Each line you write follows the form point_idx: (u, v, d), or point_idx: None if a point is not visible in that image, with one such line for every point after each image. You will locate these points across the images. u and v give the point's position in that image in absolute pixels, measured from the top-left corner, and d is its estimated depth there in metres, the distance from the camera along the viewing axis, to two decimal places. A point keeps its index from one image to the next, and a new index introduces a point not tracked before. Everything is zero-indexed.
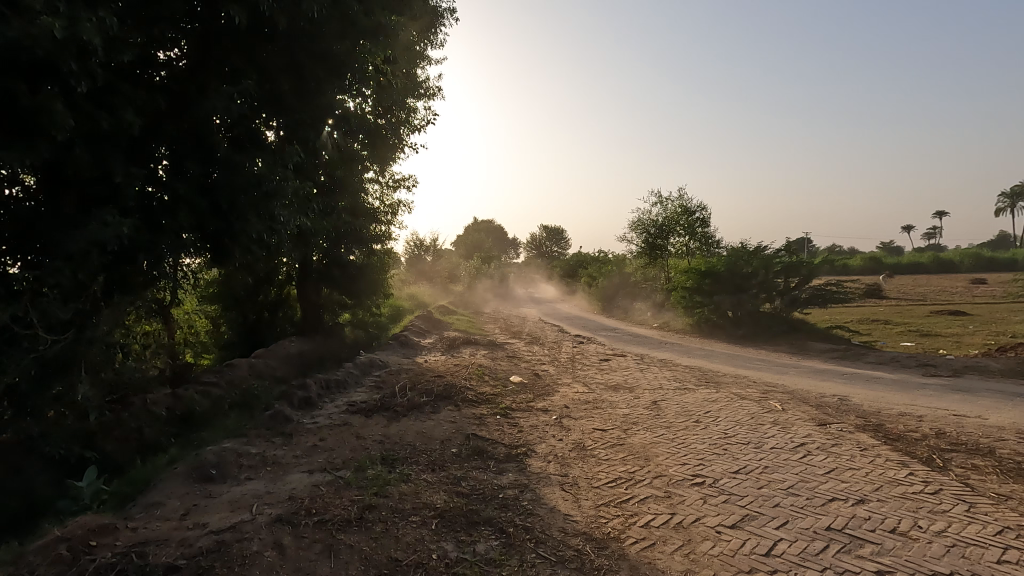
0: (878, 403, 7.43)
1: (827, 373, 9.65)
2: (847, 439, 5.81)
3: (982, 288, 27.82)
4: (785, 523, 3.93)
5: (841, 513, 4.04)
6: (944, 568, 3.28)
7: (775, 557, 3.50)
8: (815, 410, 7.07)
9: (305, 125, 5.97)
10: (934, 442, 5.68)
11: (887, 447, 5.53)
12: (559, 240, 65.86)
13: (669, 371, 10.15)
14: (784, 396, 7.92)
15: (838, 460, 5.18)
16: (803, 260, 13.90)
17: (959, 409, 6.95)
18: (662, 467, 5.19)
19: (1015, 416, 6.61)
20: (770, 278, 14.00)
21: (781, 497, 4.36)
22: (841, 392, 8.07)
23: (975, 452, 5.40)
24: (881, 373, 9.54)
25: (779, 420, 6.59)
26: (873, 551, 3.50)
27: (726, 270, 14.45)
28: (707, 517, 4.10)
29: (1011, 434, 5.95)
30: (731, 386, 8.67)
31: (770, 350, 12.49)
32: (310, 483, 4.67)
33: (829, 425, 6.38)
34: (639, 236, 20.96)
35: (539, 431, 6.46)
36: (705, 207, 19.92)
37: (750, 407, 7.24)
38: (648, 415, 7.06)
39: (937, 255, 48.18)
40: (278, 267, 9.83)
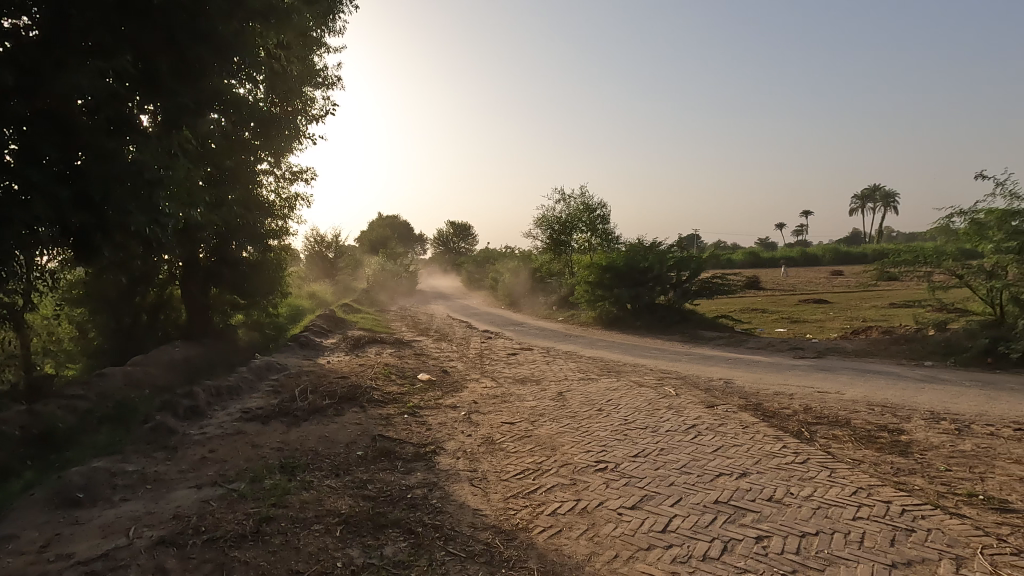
0: (758, 384, 8.17)
1: (714, 359, 10.52)
2: (731, 419, 6.33)
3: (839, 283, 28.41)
4: (679, 500, 4.21)
5: (728, 487, 4.40)
6: (811, 529, 3.67)
7: (671, 532, 3.74)
8: (704, 394, 7.64)
9: (189, 111, 5.50)
10: (803, 417, 6.37)
11: (765, 424, 6.10)
12: (466, 236, 65.40)
13: (574, 363, 10.49)
14: (678, 381, 8.52)
15: (724, 438, 5.64)
16: (693, 255, 15.02)
17: (822, 387, 7.83)
18: (568, 456, 5.36)
19: (867, 390, 7.57)
20: (664, 272, 14.94)
21: (675, 477, 4.67)
22: (727, 376, 8.80)
23: (835, 423, 6.11)
24: (759, 357, 10.51)
25: (673, 405, 7.05)
26: (754, 519, 3.85)
27: (625, 264, 15.21)
28: (610, 500, 4.29)
29: (863, 405, 6.82)
30: (631, 374, 9.17)
31: (664, 339, 13.30)
32: (198, 499, 4.30)
33: (716, 406, 6.94)
34: (543, 232, 21.54)
35: (448, 429, 6.41)
36: (606, 206, 20.93)
37: (647, 394, 7.69)
38: (555, 407, 7.25)
39: (804, 250, 53.86)
40: (159, 266, 8.98)
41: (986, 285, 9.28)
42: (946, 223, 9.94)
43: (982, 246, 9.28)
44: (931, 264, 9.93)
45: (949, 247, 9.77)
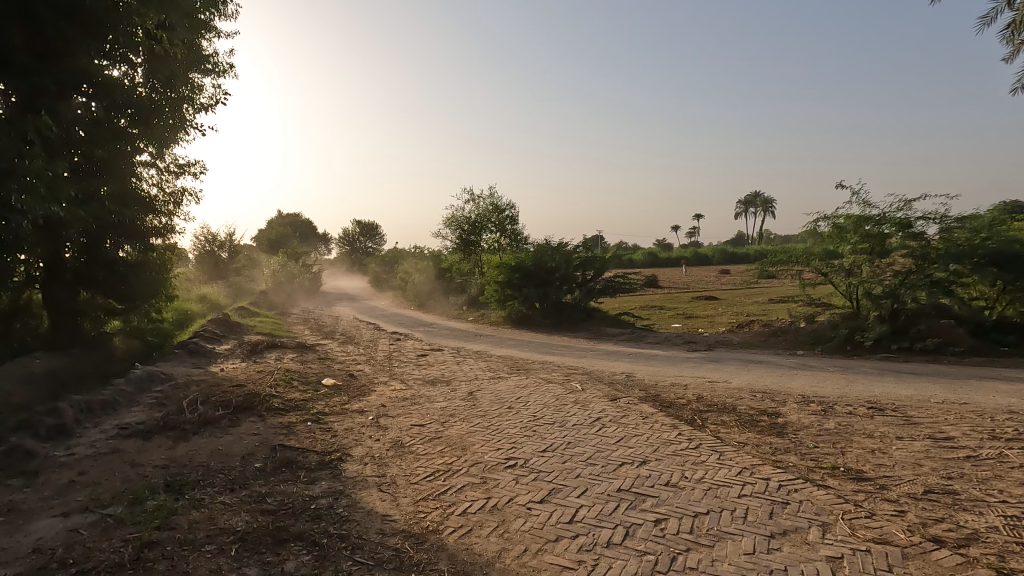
0: (656, 377, 8.69)
1: (617, 354, 11.04)
2: (633, 410, 6.68)
3: (724, 283, 30.58)
4: (585, 491, 4.37)
5: (630, 475, 4.64)
6: (703, 508, 3.97)
7: (577, 522, 3.88)
8: (607, 387, 8.00)
9: (46, 91, 5.34)
10: (696, 405, 6.86)
11: (662, 413, 6.50)
12: (373, 236, 63.59)
13: (484, 362, 10.56)
14: (583, 377, 8.85)
15: (626, 429, 5.95)
16: (597, 255, 15.66)
17: (712, 377, 8.49)
18: (478, 455, 5.38)
19: (750, 378, 8.31)
20: (570, 271, 15.43)
21: (581, 468, 4.84)
22: (628, 370, 9.27)
23: (723, 409, 6.65)
24: (657, 351, 11.18)
25: (579, 399, 7.31)
26: (653, 503, 4.10)
27: (533, 264, 15.51)
28: (519, 496, 4.37)
29: (747, 392, 7.48)
30: (539, 372, 9.39)
31: (570, 336, 13.75)
32: (66, 528, 3.84)
33: (619, 399, 7.29)
34: (453, 232, 21.45)
35: (355, 434, 6.21)
36: (514, 207, 21.26)
37: (555, 390, 7.92)
38: (465, 407, 7.26)
39: (697, 250, 57.93)
40: (13, 267, 7.86)
41: (845, 282, 10.52)
42: (814, 226, 11.16)
43: (842, 247, 10.52)
44: (801, 263, 11.10)
45: (816, 249, 10.97)
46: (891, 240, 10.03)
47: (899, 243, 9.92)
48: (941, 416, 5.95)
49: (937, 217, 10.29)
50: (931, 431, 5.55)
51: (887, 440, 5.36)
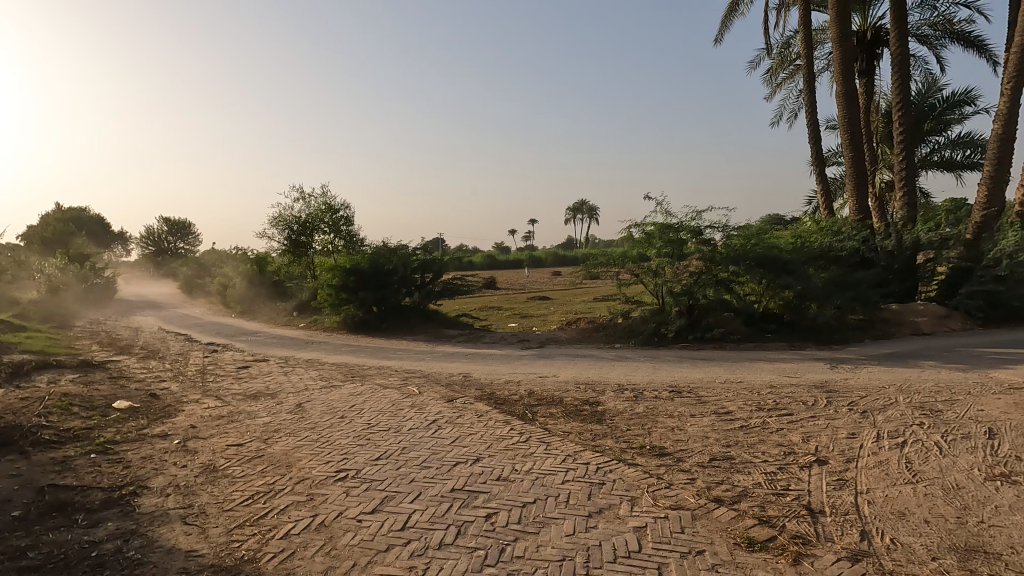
0: (492, 375, 8.99)
1: (455, 355, 11.19)
2: (468, 410, 6.81)
3: (554, 284, 32.96)
4: (418, 495, 4.33)
5: (463, 474, 4.71)
6: (530, 498, 4.18)
7: (409, 528, 3.83)
8: (444, 389, 8.05)
9: None
10: (527, 400, 7.23)
11: (496, 411, 6.73)
12: (185, 235, 56.16)
13: (316, 371, 9.93)
14: (421, 380, 8.78)
15: (460, 428, 6.03)
16: (435, 258, 15.66)
17: (542, 372, 9.02)
18: (305, 471, 5.03)
19: (575, 371, 9.01)
20: (408, 274, 15.21)
21: (415, 473, 4.79)
22: (465, 370, 9.45)
23: (551, 402, 7.10)
24: (494, 351, 11.55)
25: (416, 403, 7.24)
26: (484, 499, 4.21)
27: (370, 268, 14.89)
28: (348, 509, 4.18)
29: (572, 384, 8.08)
30: (375, 377, 9.11)
31: (409, 340, 13.59)
32: None
33: (455, 400, 7.38)
34: (280, 232, 19.81)
35: (155, 463, 5.39)
36: (349, 207, 20.33)
37: (391, 395, 7.74)
38: (292, 420, 6.74)
39: (532, 253, 61.23)
40: None
41: (653, 281, 11.89)
42: (628, 232, 12.36)
43: (649, 251, 11.79)
44: (618, 264, 12.09)
45: (631, 252, 12.07)
46: (688, 246, 11.61)
47: (694, 247, 11.53)
48: (723, 394, 7.06)
49: (721, 226, 12.17)
50: (716, 407, 6.53)
51: (683, 418, 6.19)
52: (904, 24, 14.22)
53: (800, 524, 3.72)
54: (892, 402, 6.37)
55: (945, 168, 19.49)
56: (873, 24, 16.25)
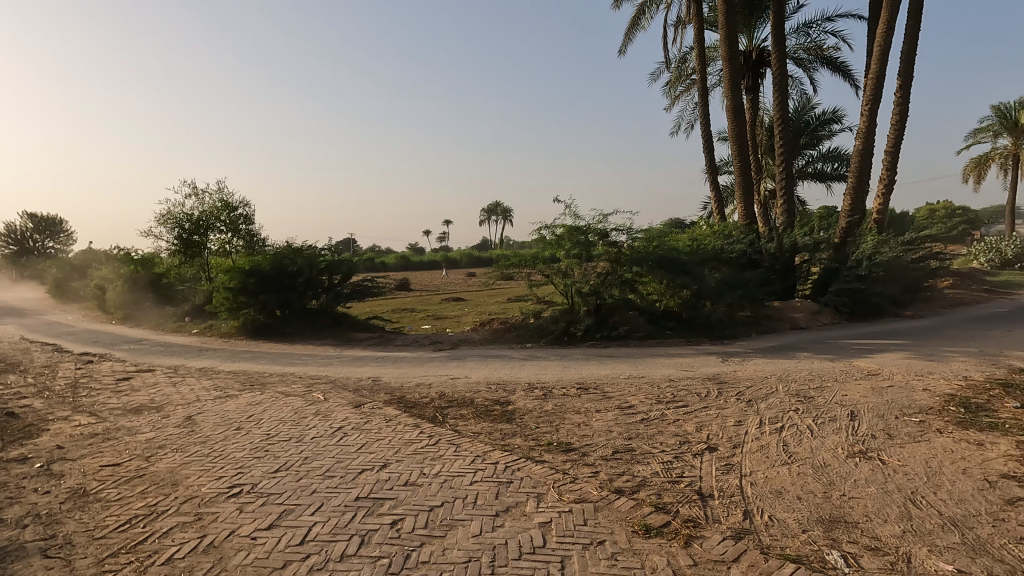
0: (402, 379, 8.80)
1: (364, 359, 10.85)
2: (377, 415, 6.62)
3: (469, 285, 32.96)
4: (320, 506, 4.15)
5: (369, 481, 4.57)
6: (437, 502, 4.14)
7: (309, 542, 3.65)
8: (351, 394, 7.77)
9: None
10: (438, 403, 7.16)
11: (405, 415, 6.60)
12: (54, 232, 50.07)
13: (210, 380, 9.21)
14: (327, 386, 8.42)
15: (368, 435, 5.85)
16: (344, 258, 15.02)
17: (454, 374, 8.97)
18: (193, 489, 4.64)
19: (487, 372, 9.05)
20: (315, 276, 14.49)
21: (317, 483, 4.58)
22: (375, 375, 9.18)
23: (462, 404, 7.08)
24: (405, 354, 11.32)
25: (321, 410, 6.94)
26: (390, 505, 4.11)
27: (272, 269, 14.07)
28: (242, 527, 3.92)
29: (484, 385, 8.11)
30: (277, 385, 8.61)
31: (315, 345, 12.98)
32: None
33: (363, 405, 7.15)
34: (169, 230, 18.17)
35: (10, 492, 4.75)
36: (249, 205, 19.06)
37: (294, 403, 7.36)
38: (180, 435, 6.21)
39: (447, 254, 60.82)
40: None
41: (562, 282, 12.20)
42: (540, 234, 12.65)
43: (559, 252, 12.10)
44: (530, 266, 12.41)
45: (541, 253, 12.31)
46: (595, 248, 12.04)
47: (601, 250, 12.01)
48: (626, 389, 7.39)
49: (625, 229, 12.75)
50: (620, 402, 6.83)
51: (589, 414, 6.41)
52: (783, 47, 15.66)
53: (691, 508, 3.98)
54: (773, 391, 7.00)
55: (818, 179, 21.72)
56: (757, 46, 17.76)
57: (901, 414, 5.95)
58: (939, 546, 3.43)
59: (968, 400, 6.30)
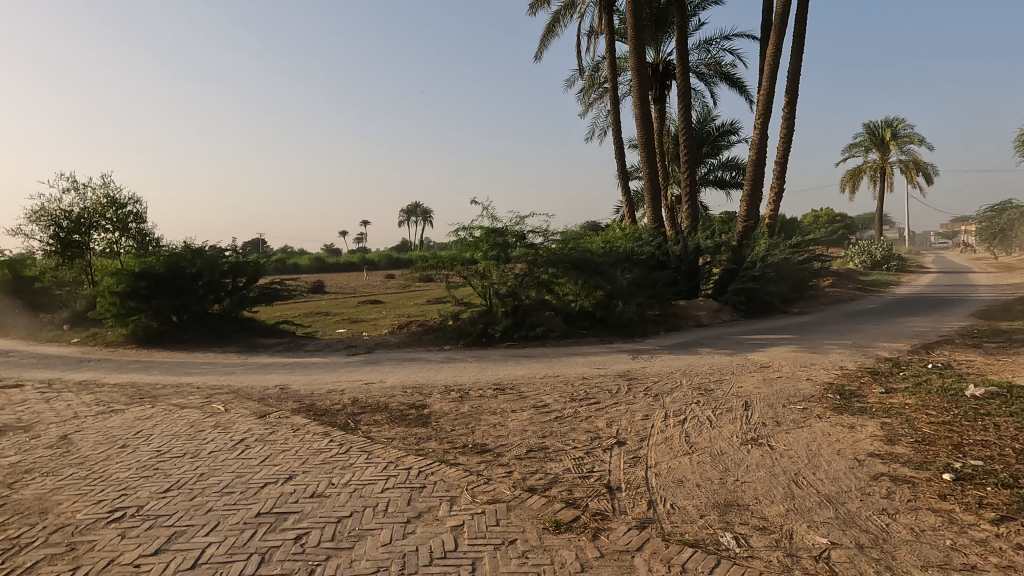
0: (312, 386, 8.41)
1: (272, 366, 10.27)
2: (283, 425, 6.28)
3: (387, 287, 32.17)
4: (215, 526, 3.86)
5: (272, 496, 4.32)
6: (346, 512, 3.98)
7: (202, 565, 3.39)
8: (256, 404, 7.32)
9: None
10: (350, 409, 6.91)
11: (315, 423, 6.31)
12: None
13: (91, 395, 8.32)
14: (228, 396, 7.88)
15: (273, 446, 5.53)
16: (249, 260, 14.02)
17: (368, 379, 8.70)
18: (66, 516, 4.16)
19: (403, 376, 8.87)
20: (216, 279, 13.46)
21: (213, 501, 4.26)
22: (283, 382, 8.71)
23: (376, 409, 6.89)
24: (316, 359, 10.84)
25: (220, 422, 6.47)
26: (295, 519, 3.91)
27: (167, 272, 12.99)
28: (124, 554, 3.56)
29: (399, 389, 7.94)
30: (171, 397, 7.94)
31: (216, 352, 12.11)
32: None
33: (268, 415, 6.75)
34: (42, 229, 16.22)
35: None
36: (140, 201, 17.45)
37: (190, 416, 6.82)
38: (51, 457, 5.55)
39: (364, 256, 59.08)
40: None
41: (480, 283, 12.20)
42: (458, 235, 12.61)
43: (476, 254, 12.10)
44: (448, 268, 12.28)
45: (459, 255, 12.25)
46: (513, 249, 12.16)
47: (518, 250, 12.10)
48: (542, 389, 7.52)
49: (542, 231, 12.99)
50: (535, 401, 6.93)
51: (505, 414, 6.45)
52: (686, 61, 16.63)
53: (600, 502, 4.11)
54: (677, 385, 7.40)
55: (718, 186, 23.27)
56: (664, 59, 18.76)
57: (787, 402, 6.51)
58: (816, 521, 3.77)
59: (843, 387, 7.02)
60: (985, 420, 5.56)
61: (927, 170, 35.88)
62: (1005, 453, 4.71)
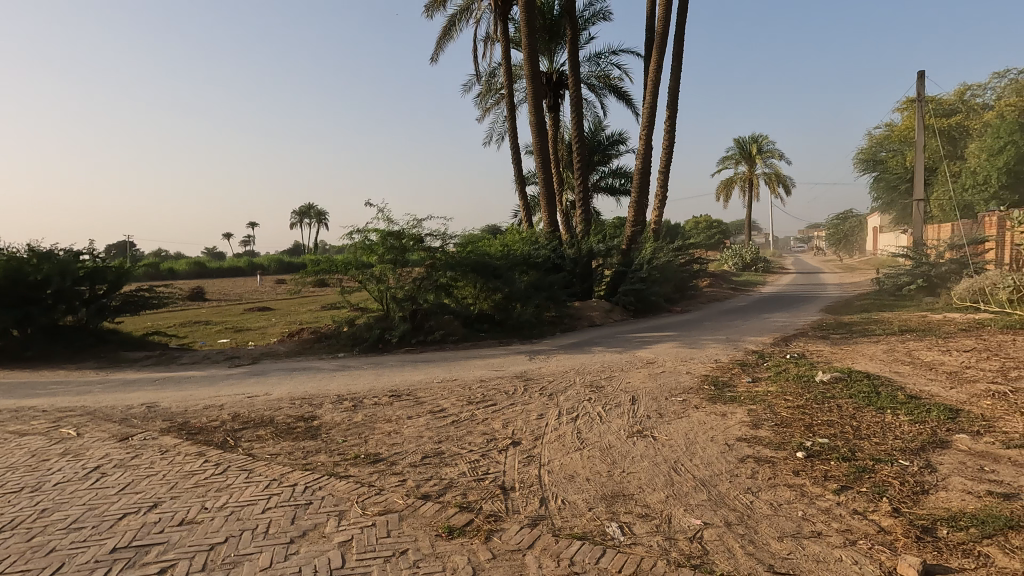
0: (186, 402, 7.67)
1: (138, 382, 9.24)
2: (149, 448, 5.64)
3: (278, 293, 30.36)
4: (58, 569, 3.38)
5: (131, 528, 3.86)
6: (220, 538, 3.67)
7: None
8: (116, 426, 6.53)
9: None
10: (229, 425, 6.39)
11: (187, 443, 5.75)
12: None
13: None
14: (83, 418, 6.97)
15: (135, 472, 4.96)
16: (110, 264, 12.52)
17: (252, 391, 8.11)
18: None
19: (292, 386, 8.37)
20: (69, 287, 11.88)
21: (57, 540, 3.73)
22: (151, 400, 7.86)
23: (260, 424, 6.43)
24: (192, 373, 9.91)
25: (71, 449, 5.70)
26: (159, 552, 3.53)
27: (5, 279, 11.24)
28: None
29: (287, 401, 7.48)
30: (8, 423, 6.86)
31: (69, 370, 10.67)
32: None
33: (131, 437, 6.06)
34: None
35: None
36: None
37: (32, 444, 5.94)
38: None
39: (252, 260, 55.24)
40: None
41: (377, 288, 11.83)
42: (352, 238, 12.14)
43: (372, 257, 11.72)
44: (341, 272, 11.78)
45: (354, 258, 11.80)
46: (410, 253, 11.94)
47: (416, 253, 11.92)
48: (439, 393, 7.45)
49: (440, 235, 12.88)
50: (432, 406, 6.84)
51: (400, 421, 6.30)
52: (578, 72, 17.33)
53: (493, 503, 4.13)
54: (571, 384, 7.68)
55: (609, 193, 24.50)
56: (557, 69, 19.41)
57: (669, 395, 6.99)
58: (691, 504, 4.07)
59: (717, 378, 7.67)
60: (831, 401, 6.34)
61: (786, 182, 40.36)
62: (846, 429, 5.40)
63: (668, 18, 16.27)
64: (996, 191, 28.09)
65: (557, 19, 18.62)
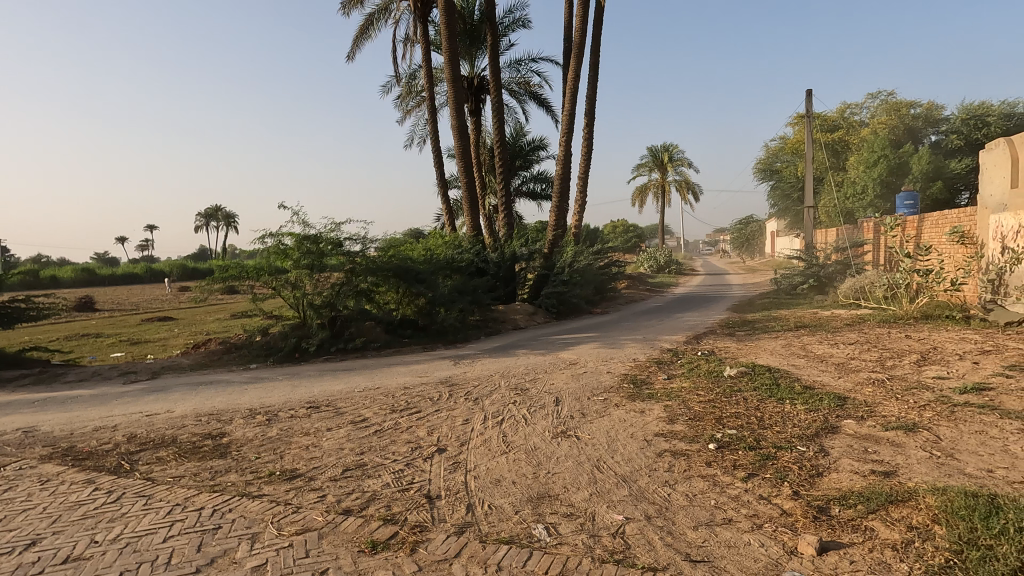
0: (71, 425, 6.89)
1: (12, 404, 8.20)
2: (25, 479, 5.01)
3: (180, 301, 28.22)
4: None
5: (3, 571, 3.42)
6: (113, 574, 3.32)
7: None
8: None
9: None
10: (124, 448, 5.82)
11: (73, 471, 5.17)
12: None
13: None
14: None
15: (8, 507, 4.38)
16: None
17: (151, 409, 7.44)
18: None
19: (197, 402, 7.77)
20: None
21: None
22: (28, 424, 6.99)
23: (160, 445, 5.91)
24: (80, 391, 8.94)
25: None
26: None
27: None
28: None
29: (192, 418, 6.93)
30: None
31: None
32: None
33: (3, 468, 5.35)
34: None
35: None
36: None
37: None
38: None
39: (150, 266, 50.94)
40: None
41: (292, 295, 11.27)
42: (264, 241, 11.48)
43: (286, 262, 11.13)
44: (253, 278, 11.09)
45: (266, 264, 11.14)
46: (328, 257, 11.47)
47: (334, 258, 11.48)
48: (360, 403, 7.20)
49: (359, 239, 12.48)
50: (353, 417, 6.60)
51: (319, 434, 6.02)
52: (499, 77, 17.46)
53: (418, 513, 4.04)
54: (495, 388, 7.69)
55: (530, 197, 24.90)
56: (477, 74, 19.46)
57: (591, 395, 7.17)
58: (613, 501, 4.19)
59: (636, 377, 7.98)
60: (737, 394, 6.78)
61: (695, 190, 42.94)
62: (751, 420, 5.79)
63: (585, 29, 16.79)
64: (872, 200, 31.23)
65: (477, 24, 18.70)
